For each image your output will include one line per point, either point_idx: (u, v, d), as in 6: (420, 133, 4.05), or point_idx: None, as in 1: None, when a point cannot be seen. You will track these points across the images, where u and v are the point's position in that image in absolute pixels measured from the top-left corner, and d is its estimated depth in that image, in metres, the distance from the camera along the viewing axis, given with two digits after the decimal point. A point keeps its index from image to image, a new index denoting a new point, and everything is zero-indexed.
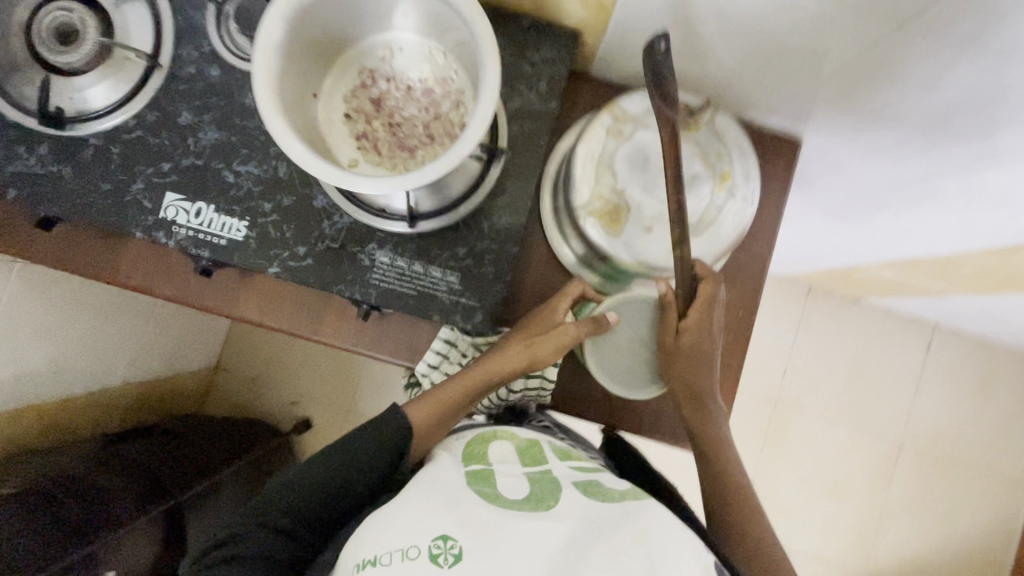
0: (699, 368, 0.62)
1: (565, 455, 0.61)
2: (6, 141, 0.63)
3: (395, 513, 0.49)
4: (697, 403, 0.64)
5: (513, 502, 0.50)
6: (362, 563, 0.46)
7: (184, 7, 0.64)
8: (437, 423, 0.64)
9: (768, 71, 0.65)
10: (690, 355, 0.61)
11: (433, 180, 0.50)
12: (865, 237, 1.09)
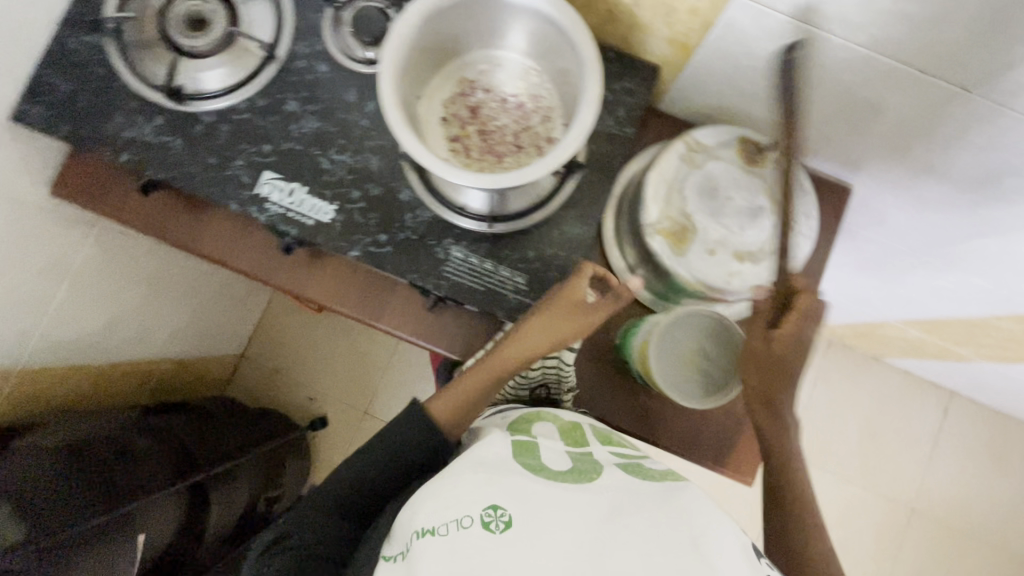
0: (777, 378, 0.61)
1: (604, 434, 0.63)
2: (128, 110, 0.69)
3: (446, 486, 0.52)
4: (771, 412, 0.63)
5: (557, 474, 0.52)
6: (420, 531, 0.50)
7: (305, 9, 0.71)
8: (464, 410, 0.67)
9: (832, 120, 0.70)
10: (773, 365, 0.61)
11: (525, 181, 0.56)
12: (897, 292, 1.12)
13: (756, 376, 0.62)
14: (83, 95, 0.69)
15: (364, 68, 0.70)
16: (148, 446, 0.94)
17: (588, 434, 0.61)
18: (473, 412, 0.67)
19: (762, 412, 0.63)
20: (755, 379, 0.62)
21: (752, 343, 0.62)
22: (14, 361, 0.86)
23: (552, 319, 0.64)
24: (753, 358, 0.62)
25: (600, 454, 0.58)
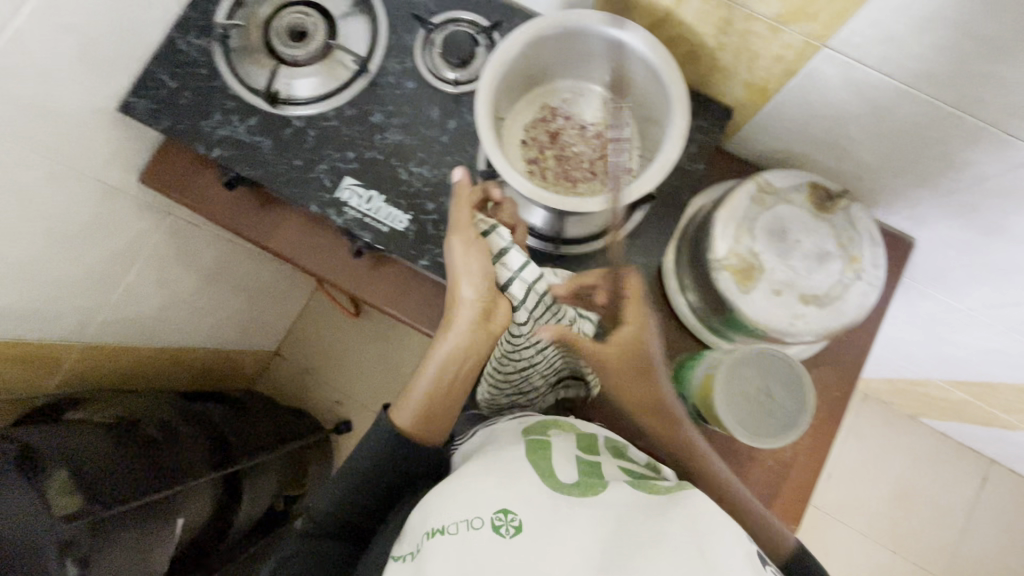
0: (651, 376, 0.61)
1: (618, 443, 0.61)
2: (226, 110, 0.73)
3: (455, 488, 0.52)
4: (671, 414, 0.62)
5: (563, 484, 0.51)
6: (430, 530, 0.50)
7: (399, 30, 0.75)
8: (440, 403, 0.63)
9: (903, 174, 0.70)
10: (648, 364, 0.61)
11: (608, 205, 0.58)
12: (946, 351, 1.10)
13: (630, 380, 0.61)
14: (186, 92, 0.73)
15: (449, 88, 0.73)
16: (191, 433, 0.96)
17: (601, 442, 0.59)
18: (452, 400, 0.63)
19: (649, 420, 0.62)
20: (636, 388, 0.61)
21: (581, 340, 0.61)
22: (76, 336, 0.87)
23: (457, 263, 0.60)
24: (599, 358, 0.61)
25: (609, 466, 0.56)
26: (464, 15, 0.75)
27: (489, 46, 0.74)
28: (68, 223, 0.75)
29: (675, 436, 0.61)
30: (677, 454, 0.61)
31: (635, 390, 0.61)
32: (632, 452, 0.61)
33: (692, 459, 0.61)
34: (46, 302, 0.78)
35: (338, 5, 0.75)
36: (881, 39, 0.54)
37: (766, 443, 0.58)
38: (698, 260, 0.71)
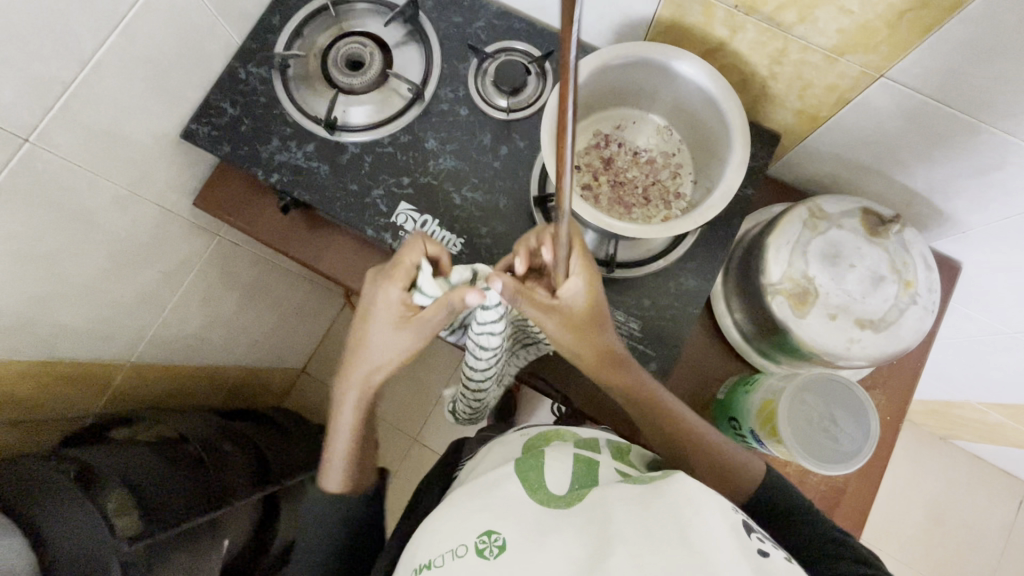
0: (599, 329, 0.61)
1: (623, 446, 0.64)
2: (284, 136, 0.75)
3: (441, 520, 0.54)
4: (621, 363, 0.63)
5: (551, 499, 0.53)
6: (419, 567, 0.51)
7: (452, 59, 0.77)
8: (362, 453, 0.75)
9: (952, 200, 0.71)
10: (595, 317, 0.60)
11: (675, 233, 0.58)
12: (986, 374, 1.09)
13: (581, 335, 0.60)
14: (246, 119, 0.75)
15: (501, 114, 0.75)
16: (234, 452, 0.97)
17: (602, 444, 0.63)
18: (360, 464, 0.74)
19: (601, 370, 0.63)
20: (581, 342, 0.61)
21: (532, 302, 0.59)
22: (125, 356, 0.88)
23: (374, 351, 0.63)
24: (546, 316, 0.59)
25: (606, 466, 0.58)
26: (517, 46, 0.77)
27: (541, 74, 0.76)
28: (127, 245, 0.76)
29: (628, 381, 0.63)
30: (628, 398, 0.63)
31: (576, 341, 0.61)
32: (636, 455, 0.63)
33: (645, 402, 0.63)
34: (102, 322, 0.79)
35: (393, 36, 0.78)
36: (941, 70, 0.55)
37: (835, 469, 0.58)
38: (749, 285, 0.72)
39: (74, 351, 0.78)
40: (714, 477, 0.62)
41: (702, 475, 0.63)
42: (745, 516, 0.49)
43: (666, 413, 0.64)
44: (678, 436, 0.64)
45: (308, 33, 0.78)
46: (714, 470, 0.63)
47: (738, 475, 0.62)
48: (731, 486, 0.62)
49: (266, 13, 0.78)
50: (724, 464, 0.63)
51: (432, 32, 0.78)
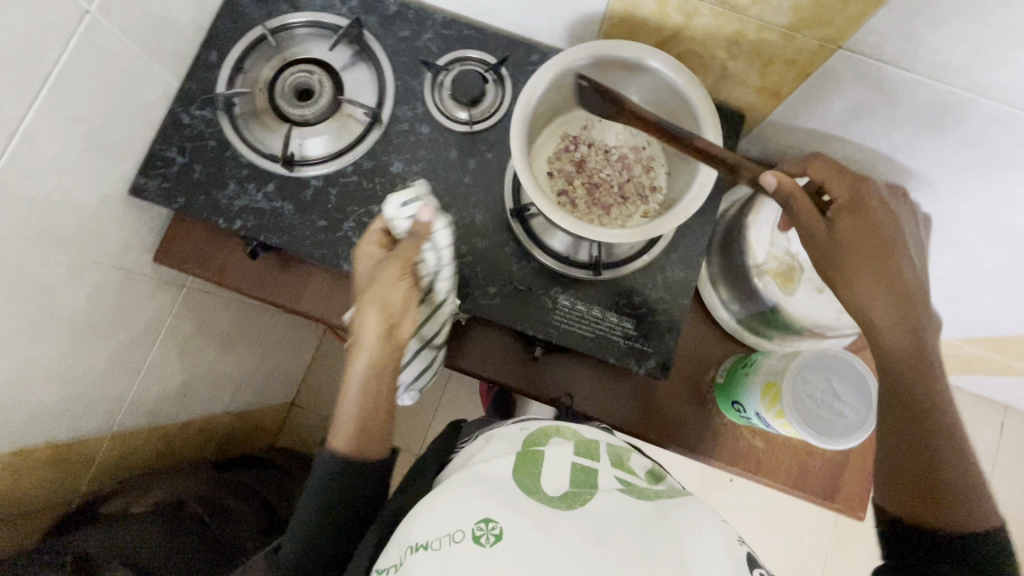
0: (896, 276, 0.54)
1: (622, 452, 0.63)
2: (240, 178, 0.71)
3: (439, 503, 0.55)
4: (913, 320, 0.53)
5: (550, 499, 0.54)
6: (414, 545, 0.51)
7: (405, 75, 0.74)
8: (373, 417, 0.61)
9: (916, 157, 0.72)
10: (888, 261, 0.54)
11: (661, 233, 0.58)
12: (963, 312, 1.12)
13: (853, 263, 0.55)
14: (197, 165, 0.71)
15: (464, 127, 0.73)
16: (240, 505, 0.94)
17: (602, 449, 0.62)
18: (383, 419, 0.63)
19: (888, 314, 0.53)
20: (891, 286, 0.53)
21: (902, 238, 0.55)
22: (106, 427, 0.83)
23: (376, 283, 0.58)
24: (892, 254, 0.54)
25: (606, 474, 0.58)
26: (470, 53, 0.75)
27: (498, 81, 0.74)
28: (90, 314, 0.72)
29: (921, 341, 0.53)
30: (904, 355, 0.53)
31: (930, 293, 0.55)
32: (636, 460, 0.63)
33: (920, 367, 0.52)
34: (77, 397, 0.75)
35: (340, 58, 0.75)
36: (898, 37, 0.55)
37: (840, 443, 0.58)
38: (735, 267, 0.73)
39: (51, 434, 0.73)
40: (932, 487, 0.51)
41: (926, 477, 0.51)
42: (751, 551, 0.48)
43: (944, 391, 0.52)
44: (930, 421, 0.52)
45: (250, 66, 0.74)
46: (944, 481, 0.51)
47: (973, 507, 0.50)
48: (956, 510, 0.50)
49: (201, 50, 0.74)
50: (972, 488, 0.50)
51: (380, 50, 0.75)
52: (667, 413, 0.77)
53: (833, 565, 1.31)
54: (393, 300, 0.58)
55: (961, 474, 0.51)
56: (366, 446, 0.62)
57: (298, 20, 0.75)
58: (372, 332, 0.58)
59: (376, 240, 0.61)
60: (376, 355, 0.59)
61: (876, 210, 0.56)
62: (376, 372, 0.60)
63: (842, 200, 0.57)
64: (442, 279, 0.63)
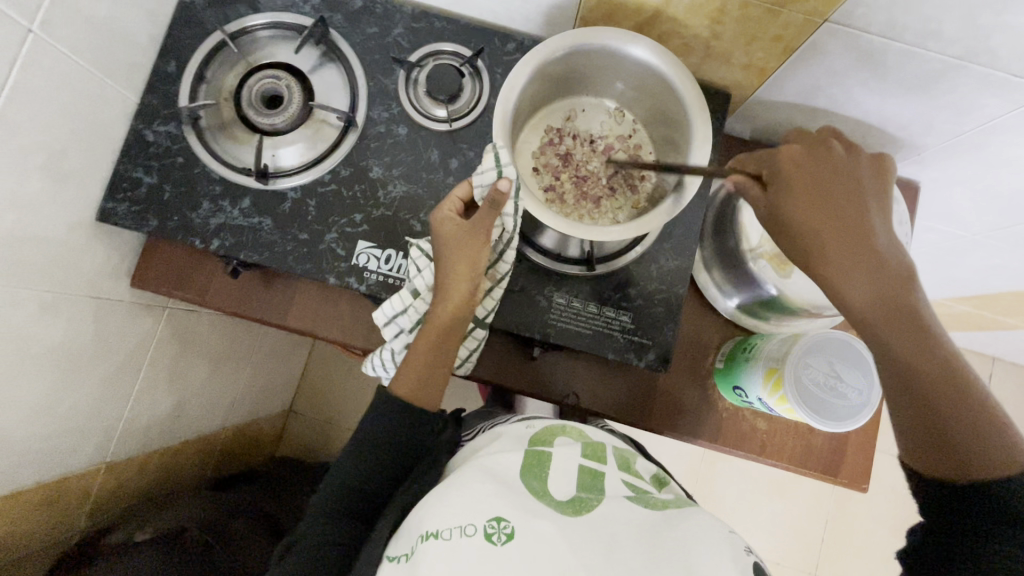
0: (836, 235, 0.52)
1: (627, 456, 0.63)
2: (213, 196, 0.68)
3: (453, 494, 0.54)
4: (871, 272, 0.50)
5: (556, 503, 0.53)
6: (424, 534, 0.51)
7: (376, 74, 0.71)
8: (431, 372, 0.64)
9: (906, 127, 0.71)
10: (824, 220, 0.52)
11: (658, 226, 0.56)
12: (951, 273, 1.13)
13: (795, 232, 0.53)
14: (167, 185, 0.68)
15: (443, 126, 0.70)
16: (242, 526, 0.93)
17: (609, 452, 0.62)
18: (440, 376, 0.64)
19: (842, 276, 0.51)
20: (833, 247, 0.51)
21: (839, 190, 0.53)
22: (100, 459, 0.82)
23: (454, 243, 0.60)
24: (829, 212, 0.52)
25: (612, 478, 0.58)
26: (444, 47, 0.72)
27: (475, 74, 0.71)
28: (70, 348, 0.69)
29: (886, 292, 0.49)
30: (872, 312, 0.50)
31: (883, 239, 0.52)
32: (641, 465, 0.63)
33: (894, 317, 0.49)
34: (65, 433, 0.73)
35: (307, 61, 0.71)
36: (887, 7, 0.53)
37: (835, 425, 0.58)
38: (731, 251, 0.72)
39: (41, 473, 0.71)
40: (943, 444, 0.46)
41: (936, 434, 0.47)
42: (758, 559, 0.48)
43: (929, 334, 0.48)
44: (920, 373, 0.47)
45: (212, 74, 0.70)
46: (954, 433, 0.46)
47: (988, 453, 0.45)
48: (970, 463, 0.45)
49: (158, 61, 0.70)
50: (985, 430, 0.45)
51: (349, 49, 0.71)
52: (669, 403, 0.76)
53: (834, 527, 1.35)
54: (480, 262, 0.61)
55: (970, 420, 0.46)
56: (428, 394, 0.65)
57: (258, 22, 0.71)
58: (461, 289, 0.60)
59: (454, 206, 0.61)
60: (462, 310, 0.61)
61: (806, 168, 0.54)
62: (444, 328, 0.61)
63: (770, 167, 0.55)
64: (502, 262, 0.64)
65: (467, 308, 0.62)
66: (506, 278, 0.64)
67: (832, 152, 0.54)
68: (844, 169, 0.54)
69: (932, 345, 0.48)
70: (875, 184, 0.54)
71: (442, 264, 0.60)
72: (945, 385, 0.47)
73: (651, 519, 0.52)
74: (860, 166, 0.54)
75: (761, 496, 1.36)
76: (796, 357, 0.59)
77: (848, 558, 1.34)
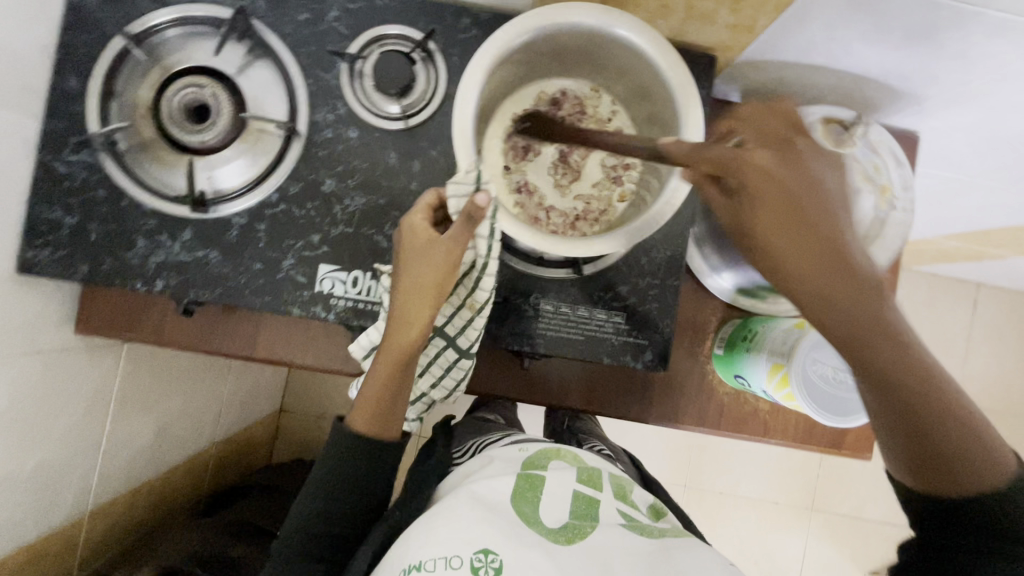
0: (812, 254, 0.42)
1: (623, 484, 0.60)
2: (148, 231, 0.61)
3: (439, 521, 0.51)
4: (852, 295, 0.40)
5: (548, 531, 0.51)
6: (408, 567, 0.47)
7: (314, 70, 0.62)
8: (391, 402, 0.56)
9: (907, 78, 0.64)
10: (798, 239, 0.42)
11: (656, 226, 0.52)
12: (945, 214, 1.08)
13: (763, 251, 0.44)
14: (93, 224, 0.60)
15: (398, 124, 0.62)
16: (245, 551, 0.90)
17: (604, 478, 0.59)
18: (401, 404, 0.57)
19: (819, 303, 0.41)
20: (808, 269, 0.42)
21: (809, 199, 0.43)
22: (80, 508, 0.77)
23: (413, 256, 0.52)
24: (798, 228, 0.42)
25: (608, 504, 0.55)
26: (388, 29, 0.62)
27: (427, 59, 0.62)
28: (23, 411, 0.63)
29: (866, 314, 0.40)
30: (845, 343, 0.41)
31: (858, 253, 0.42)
32: (638, 495, 0.60)
33: (874, 347, 0.40)
34: (36, 497, 0.68)
35: (232, 61, 0.62)
36: None
37: (842, 421, 0.56)
38: (724, 234, 0.67)
39: (19, 541, 0.67)
40: (927, 468, 0.42)
41: (927, 462, 0.42)
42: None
43: (914, 363, 0.40)
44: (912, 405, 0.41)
45: (123, 87, 0.61)
46: (946, 460, 0.41)
47: (975, 474, 0.41)
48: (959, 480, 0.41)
49: (55, 77, 0.59)
50: (974, 447, 0.41)
51: (278, 42, 0.61)
52: (668, 395, 0.72)
53: (828, 464, 1.39)
54: (447, 285, 0.53)
55: (959, 442, 0.41)
56: (388, 425, 0.58)
57: (165, 19, 0.60)
58: (423, 313, 0.53)
59: (425, 213, 0.53)
60: (426, 334, 0.54)
61: (771, 176, 0.44)
62: (407, 353, 0.55)
63: (733, 171, 0.45)
64: (480, 290, 0.55)
65: (427, 331, 0.54)
66: (486, 306, 0.56)
67: (797, 152, 0.45)
68: (807, 175, 0.44)
69: (923, 373, 0.40)
70: (843, 190, 0.44)
71: (407, 279, 0.53)
72: (937, 412, 0.41)
73: (654, 548, 0.49)
74: (825, 170, 0.44)
75: (759, 448, 1.37)
76: (803, 353, 0.56)
77: (841, 491, 1.39)
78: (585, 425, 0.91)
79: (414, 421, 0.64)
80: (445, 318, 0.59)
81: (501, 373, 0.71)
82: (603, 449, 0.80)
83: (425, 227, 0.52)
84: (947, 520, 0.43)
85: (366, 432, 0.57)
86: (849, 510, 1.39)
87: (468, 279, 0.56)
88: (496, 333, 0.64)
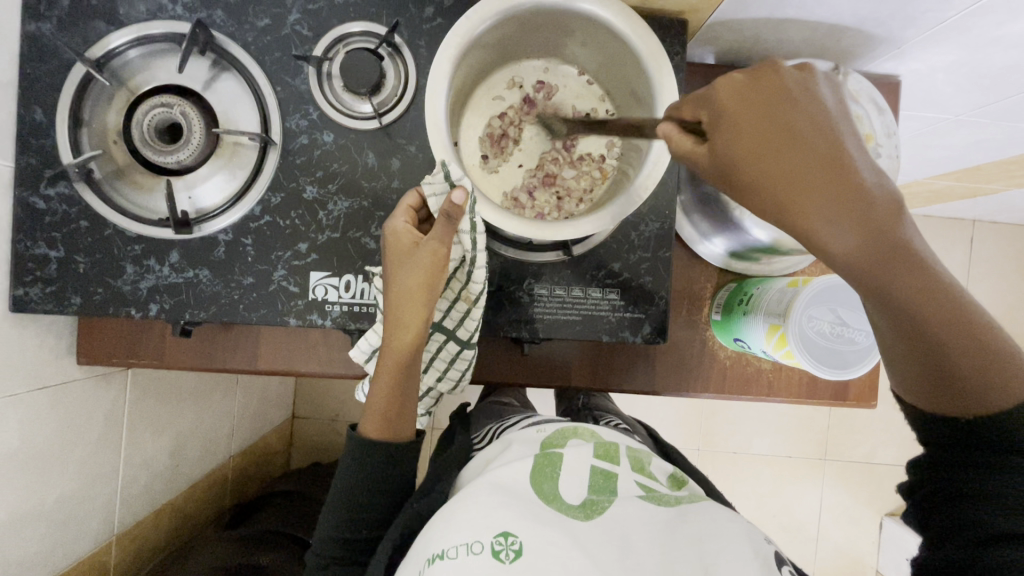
0: (804, 181, 0.33)
1: (641, 457, 0.60)
2: (135, 258, 0.61)
3: (460, 509, 0.50)
4: (852, 214, 0.32)
5: (569, 509, 0.51)
6: (431, 557, 0.47)
7: (281, 77, 0.61)
8: (397, 404, 0.57)
9: (884, 21, 0.62)
10: (787, 172, 0.34)
11: (640, 200, 0.52)
12: (934, 154, 1.06)
13: (750, 189, 0.35)
14: (80, 256, 0.60)
15: (373, 123, 0.61)
16: (273, 559, 0.92)
17: (621, 452, 0.59)
18: (409, 404, 0.58)
19: (822, 231, 0.33)
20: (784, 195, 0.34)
21: (797, 121, 0.35)
22: (107, 535, 0.79)
23: (399, 262, 0.53)
24: (784, 151, 0.34)
25: (625, 479, 0.55)
26: (350, 27, 0.61)
27: (395, 53, 0.61)
28: (36, 447, 0.64)
29: (871, 234, 0.32)
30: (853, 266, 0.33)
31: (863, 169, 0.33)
32: (656, 466, 0.60)
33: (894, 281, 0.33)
34: (63, 528, 0.70)
35: (199, 76, 0.61)
36: None
37: (844, 374, 0.57)
38: (710, 201, 0.66)
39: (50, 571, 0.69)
40: (949, 394, 0.37)
41: (962, 399, 0.37)
42: (778, 548, 0.48)
43: (937, 288, 0.34)
44: (939, 339, 0.35)
45: (91, 115, 0.60)
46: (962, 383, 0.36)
47: (998, 393, 0.36)
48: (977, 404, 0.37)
49: (21, 111, 0.58)
50: (998, 371, 0.36)
51: (241, 51, 0.60)
52: (671, 361, 0.73)
53: (837, 414, 1.40)
54: (437, 283, 0.53)
55: (983, 366, 0.36)
56: (400, 426, 0.59)
57: (124, 40, 0.59)
58: (418, 314, 0.54)
59: (406, 214, 0.54)
60: (420, 335, 0.55)
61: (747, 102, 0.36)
62: (407, 354, 0.55)
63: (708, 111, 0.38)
64: (473, 283, 0.56)
65: (423, 330, 0.55)
66: (481, 298, 0.57)
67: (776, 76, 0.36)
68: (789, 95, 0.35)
69: (943, 305, 0.34)
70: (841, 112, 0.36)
71: (396, 284, 0.53)
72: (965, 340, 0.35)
73: (670, 515, 0.50)
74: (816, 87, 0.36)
75: (768, 406, 1.38)
76: (801, 313, 0.56)
77: (851, 438, 1.41)
78: (598, 402, 0.92)
79: (424, 417, 0.66)
80: (439, 315, 0.59)
81: (504, 360, 0.72)
82: (620, 424, 0.82)
83: (407, 230, 0.53)
84: (951, 442, 0.39)
85: (377, 436, 0.58)
86: (861, 456, 1.41)
87: (461, 272, 0.57)
88: (495, 325, 0.64)
